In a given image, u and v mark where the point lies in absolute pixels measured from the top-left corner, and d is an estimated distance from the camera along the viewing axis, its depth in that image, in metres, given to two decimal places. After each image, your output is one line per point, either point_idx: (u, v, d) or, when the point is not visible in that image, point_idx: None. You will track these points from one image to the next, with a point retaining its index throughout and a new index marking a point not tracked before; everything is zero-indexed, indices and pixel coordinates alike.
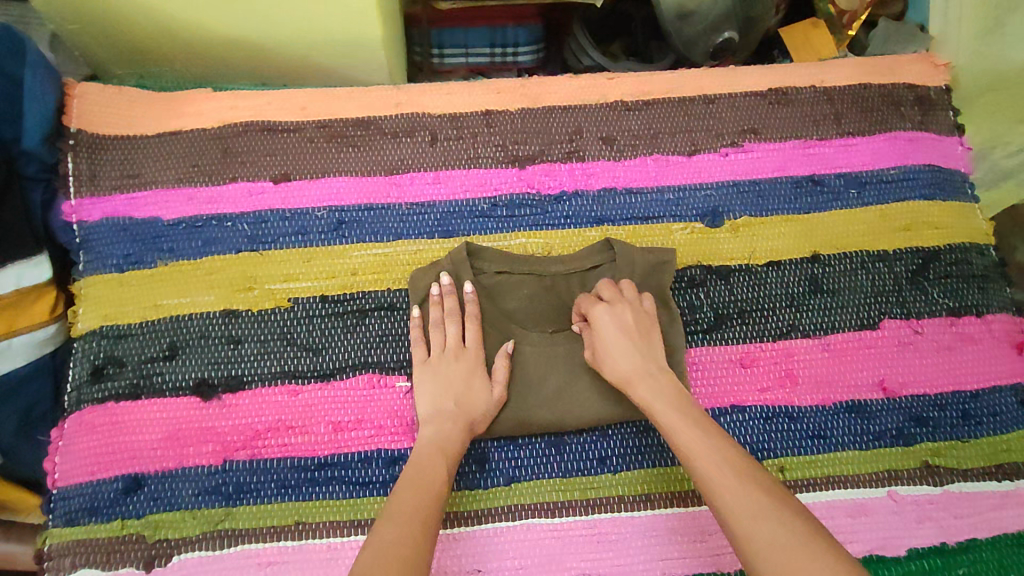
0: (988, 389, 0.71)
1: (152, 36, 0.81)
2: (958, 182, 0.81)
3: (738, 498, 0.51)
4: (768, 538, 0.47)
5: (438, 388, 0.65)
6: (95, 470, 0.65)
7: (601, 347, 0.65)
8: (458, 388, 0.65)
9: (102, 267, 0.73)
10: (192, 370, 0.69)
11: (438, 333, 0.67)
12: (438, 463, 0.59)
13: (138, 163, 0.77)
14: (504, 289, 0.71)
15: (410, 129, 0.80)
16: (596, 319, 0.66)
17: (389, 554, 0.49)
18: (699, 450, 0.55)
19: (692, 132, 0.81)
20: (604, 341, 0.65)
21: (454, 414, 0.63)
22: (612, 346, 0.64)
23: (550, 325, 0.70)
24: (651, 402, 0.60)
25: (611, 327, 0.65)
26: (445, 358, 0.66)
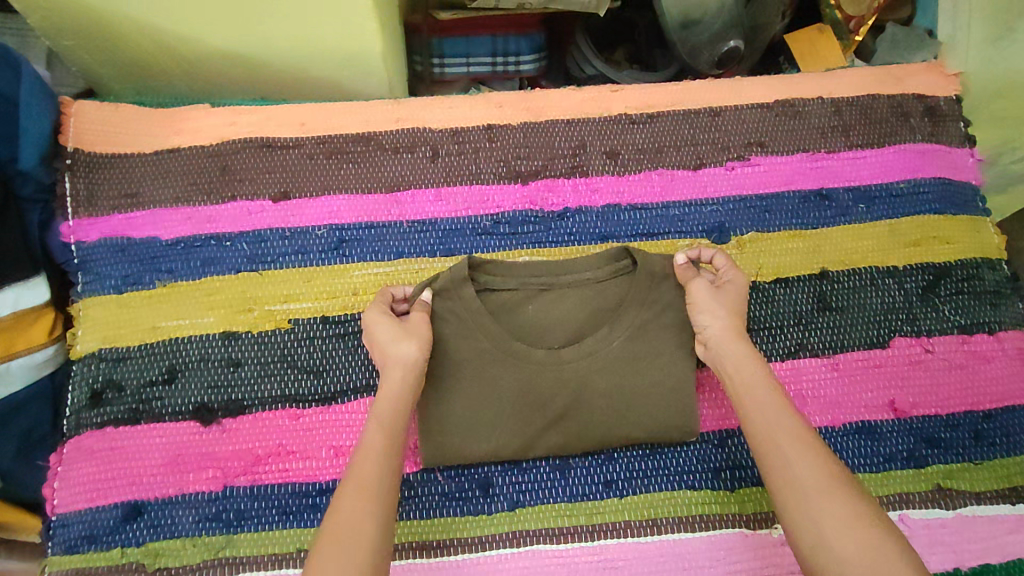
0: (1001, 409, 0.70)
1: (150, 52, 0.80)
2: (969, 195, 0.80)
3: (813, 488, 0.52)
4: (840, 530, 0.49)
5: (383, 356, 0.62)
6: (94, 497, 0.64)
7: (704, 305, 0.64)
8: (398, 349, 0.62)
9: (100, 288, 0.72)
10: (191, 394, 0.68)
11: (375, 307, 0.65)
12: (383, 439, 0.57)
13: (135, 182, 0.76)
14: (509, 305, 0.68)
15: (411, 144, 0.79)
16: (697, 291, 0.65)
17: (351, 550, 0.49)
18: (778, 435, 0.55)
19: (697, 146, 0.80)
20: (705, 311, 0.64)
21: (400, 374, 0.60)
22: (710, 315, 0.64)
23: (557, 342, 0.67)
24: (735, 377, 0.61)
25: (716, 298, 0.64)
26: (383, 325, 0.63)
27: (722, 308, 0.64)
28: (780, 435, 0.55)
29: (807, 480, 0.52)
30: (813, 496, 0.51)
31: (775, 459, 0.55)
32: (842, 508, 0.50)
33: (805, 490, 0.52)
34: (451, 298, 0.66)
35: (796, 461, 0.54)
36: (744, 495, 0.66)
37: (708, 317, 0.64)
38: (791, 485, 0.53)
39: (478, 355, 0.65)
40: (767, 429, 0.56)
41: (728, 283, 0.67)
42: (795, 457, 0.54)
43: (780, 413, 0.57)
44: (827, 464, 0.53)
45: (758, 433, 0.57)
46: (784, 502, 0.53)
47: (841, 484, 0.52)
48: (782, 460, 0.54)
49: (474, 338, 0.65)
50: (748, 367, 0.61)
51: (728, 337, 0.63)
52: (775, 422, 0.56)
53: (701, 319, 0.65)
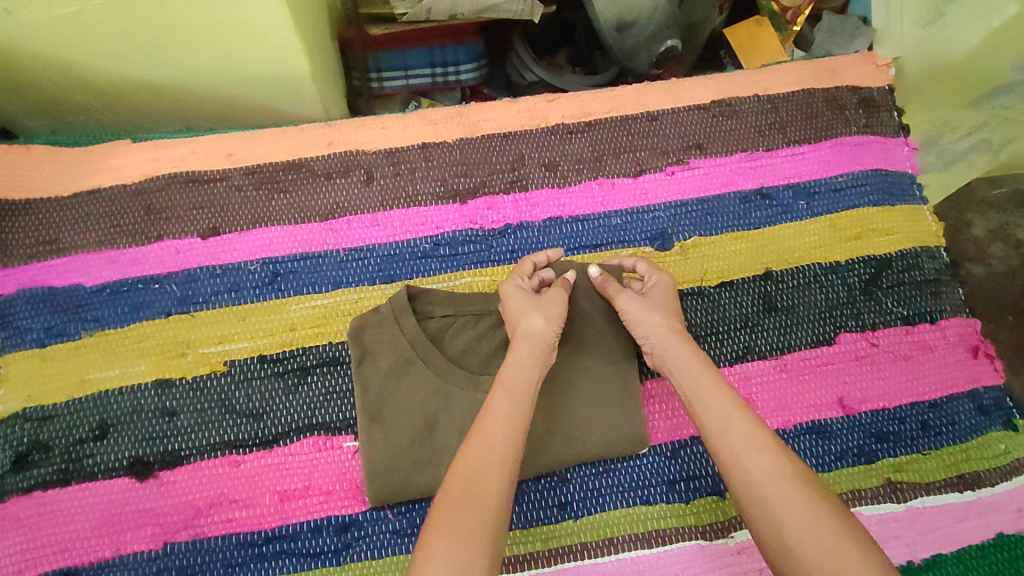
0: (946, 398, 0.70)
1: (63, 87, 0.77)
2: (906, 184, 0.80)
3: (760, 472, 0.50)
4: (788, 511, 0.47)
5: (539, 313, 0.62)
6: (25, 567, 0.61)
7: (633, 316, 0.64)
8: (540, 323, 0.61)
9: (22, 342, 0.69)
10: (124, 449, 0.65)
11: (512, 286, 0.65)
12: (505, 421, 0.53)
13: (54, 228, 0.72)
14: (448, 331, 0.68)
15: (344, 169, 0.77)
16: (628, 303, 0.64)
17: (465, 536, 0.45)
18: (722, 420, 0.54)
19: (637, 152, 0.79)
20: (641, 323, 0.63)
21: (532, 351, 0.60)
22: (647, 324, 0.63)
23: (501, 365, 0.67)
24: (676, 369, 0.60)
25: (648, 307, 0.64)
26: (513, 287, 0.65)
27: (657, 313, 0.63)
28: (734, 439, 0.53)
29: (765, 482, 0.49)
30: (774, 500, 0.48)
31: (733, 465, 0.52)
32: (802, 507, 0.47)
33: (763, 489, 0.49)
34: (392, 328, 0.67)
35: (752, 462, 0.51)
36: (699, 506, 0.65)
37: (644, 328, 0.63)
38: (750, 491, 0.50)
39: (421, 383, 0.65)
40: (712, 416, 0.55)
41: (655, 287, 0.66)
42: (749, 459, 0.51)
43: (732, 416, 0.54)
44: (784, 463, 0.50)
45: (716, 438, 0.54)
46: (747, 507, 0.50)
47: (800, 483, 0.49)
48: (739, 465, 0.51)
49: (417, 366, 0.66)
50: (697, 371, 0.59)
51: (669, 343, 0.61)
52: (720, 407, 0.55)
53: (641, 331, 0.64)
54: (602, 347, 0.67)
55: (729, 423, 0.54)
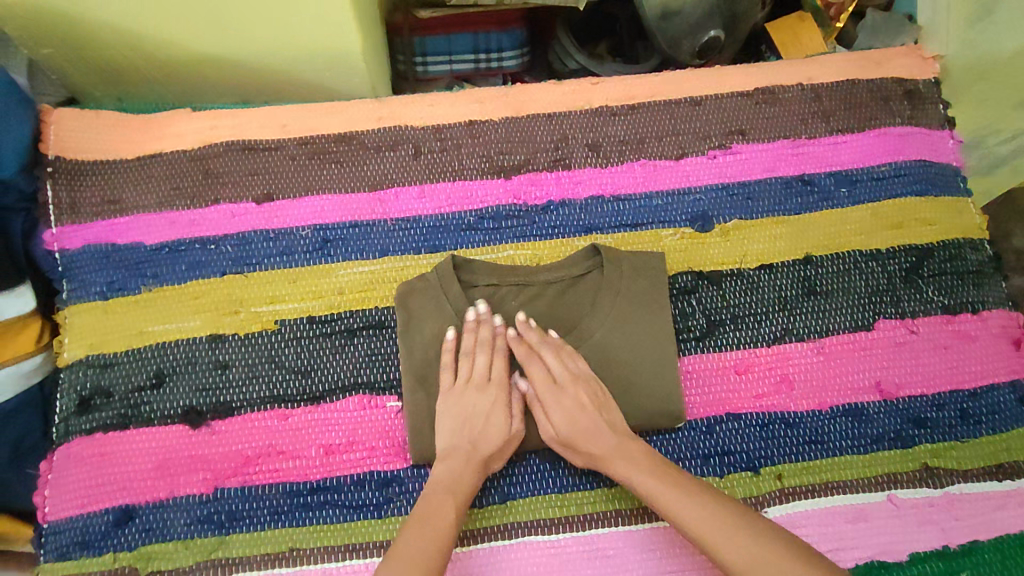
0: (986, 388, 0.70)
1: (130, 58, 0.81)
2: (950, 176, 0.80)
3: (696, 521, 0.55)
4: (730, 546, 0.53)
5: (481, 423, 0.64)
6: (85, 503, 0.64)
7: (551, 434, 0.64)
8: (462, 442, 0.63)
9: (86, 295, 0.73)
10: (179, 398, 0.68)
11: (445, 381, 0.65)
12: (450, 492, 0.60)
13: (118, 188, 0.76)
14: (492, 301, 0.70)
15: (393, 143, 0.79)
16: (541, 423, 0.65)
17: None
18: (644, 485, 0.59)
19: (679, 136, 0.80)
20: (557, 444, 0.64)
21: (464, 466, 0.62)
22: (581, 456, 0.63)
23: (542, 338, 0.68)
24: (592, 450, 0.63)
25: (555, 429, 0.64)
26: (492, 389, 0.65)
27: (579, 442, 0.63)
28: (664, 496, 0.58)
29: (704, 529, 0.55)
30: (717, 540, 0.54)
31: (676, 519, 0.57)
32: (737, 536, 0.53)
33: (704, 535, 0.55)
34: (438, 294, 0.69)
35: (688, 513, 0.56)
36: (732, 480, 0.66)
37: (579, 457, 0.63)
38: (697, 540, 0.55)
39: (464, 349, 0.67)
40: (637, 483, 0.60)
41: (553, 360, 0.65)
42: (685, 512, 0.56)
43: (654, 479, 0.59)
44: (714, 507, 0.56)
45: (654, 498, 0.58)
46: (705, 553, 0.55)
47: (726, 515, 0.55)
48: (680, 519, 0.56)
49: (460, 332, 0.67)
50: (613, 439, 0.63)
51: (587, 440, 0.63)
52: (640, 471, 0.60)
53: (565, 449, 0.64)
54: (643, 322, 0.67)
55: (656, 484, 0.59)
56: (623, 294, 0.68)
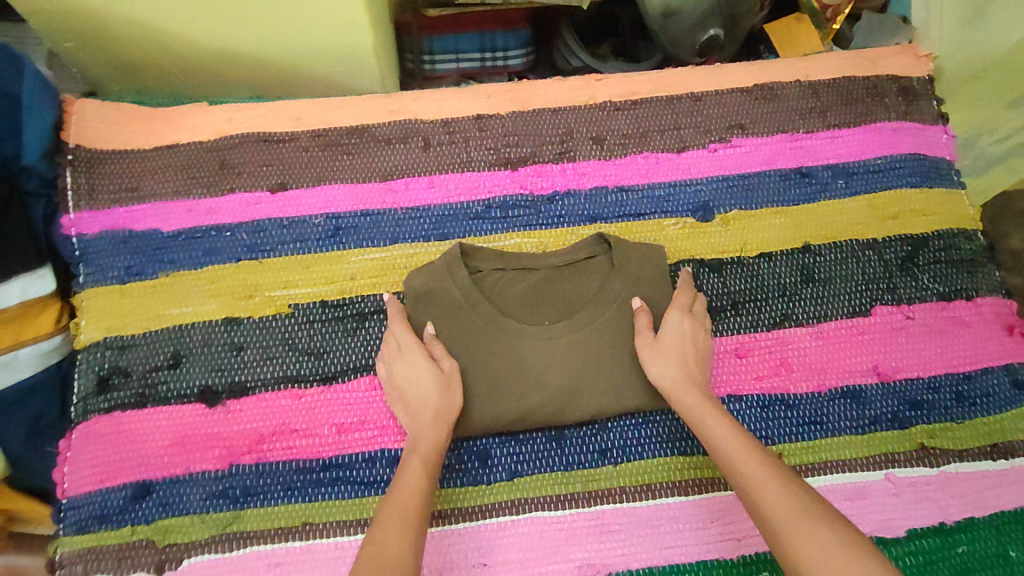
0: (981, 371, 0.72)
1: (148, 53, 0.84)
2: (944, 169, 0.82)
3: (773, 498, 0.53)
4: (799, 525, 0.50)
5: (413, 378, 0.66)
6: (104, 478, 0.66)
7: (650, 349, 0.66)
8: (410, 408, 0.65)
9: (103, 279, 0.75)
10: (195, 378, 0.70)
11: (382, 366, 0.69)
12: (419, 453, 0.61)
13: (136, 177, 0.78)
14: (498, 286, 0.71)
15: (403, 135, 0.82)
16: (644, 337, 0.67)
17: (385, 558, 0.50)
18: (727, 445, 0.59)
19: (681, 129, 0.83)
20: (651, 362, 0.66)
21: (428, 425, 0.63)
22: (659, 364, 0.65)
23: (548, 318, 0.70)
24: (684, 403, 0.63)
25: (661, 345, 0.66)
26: (412, 352, 0.67)
27: (669, 354, 0.66)
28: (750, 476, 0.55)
29: (783, 512, 0.52)
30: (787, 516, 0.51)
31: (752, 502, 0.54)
32: (809, 521, 0.50)
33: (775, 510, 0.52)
34: (445, 278, 0.70)
35: (776, 499, 0.53)
36: None
37: (656, 370, 0.66)
38: (774, 528, 0.51)
39: (472, 328, 0.69)
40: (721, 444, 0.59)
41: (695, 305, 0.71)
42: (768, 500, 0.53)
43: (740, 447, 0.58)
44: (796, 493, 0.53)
45: (743, 478, 0.56)
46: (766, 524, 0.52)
47: (815, 515, 0.51)
48: (764, 504, 0.53)
49: (469, 312, 0.69)
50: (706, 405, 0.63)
51: (680, 385, 0.64)
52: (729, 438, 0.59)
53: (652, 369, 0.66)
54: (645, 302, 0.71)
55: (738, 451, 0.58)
56: (624, 276, 0.71)
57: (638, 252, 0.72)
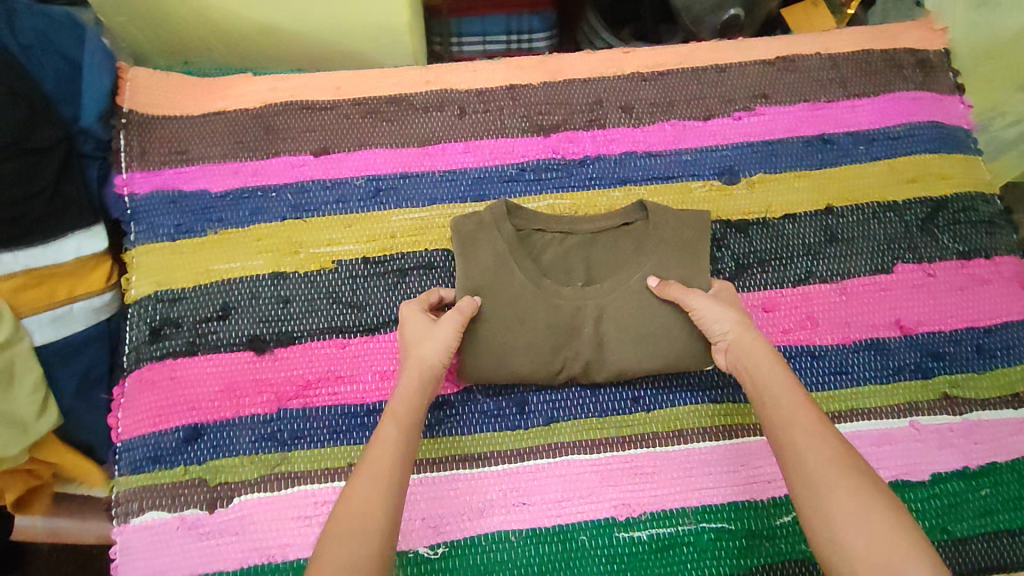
0: (1001, 325, 0.74)
1: (195, 26, 0.87)
2: (961, 137, 0.85)
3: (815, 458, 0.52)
4: (838, 492, 0.49)
5: (427, 336, 0.64)
6: (157, 421, 0.69)
7: (707, 309, 0.64)
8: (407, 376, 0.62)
9: (154, 236, 0.78)
10: (244, 328, 0.73)
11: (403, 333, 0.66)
12: (392, 422, 0.57)
13: (185, 141, 0.82)
14: (540, 248, 0.73)
15: (439, 104, 0.85)
16: (700, 302, 0.65)
17: (349, 552, 0.48)
18: (780, 397, 0.56)
19: (706, 99, 0.86)
20: (712, 319, 0.64)
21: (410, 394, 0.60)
22: (722, 321, 0.63)
23: (580, 280, 0.72)
24: (744, 356, 0.61)
25: (721, 306, 0.64)
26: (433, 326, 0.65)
27: (730, 313, 0.63)
28: (798, 431, 0.54)
29: (822, 474, 0.51)
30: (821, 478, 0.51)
31: (794, 454, 0.53)
32: (849, 488, 0.49)
33: (812, 468, 0.51)
34: (492, 234, 0.70)
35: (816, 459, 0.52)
36: None
37: (720, 321, 0.63)
38: (806, 484, 0.51)
39: (514, 286, 0.68)
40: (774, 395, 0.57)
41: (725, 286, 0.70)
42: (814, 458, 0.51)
43: (794, 401, 0.56)
44: (844, 458, 0.51)
45: (784, 431, 0.54)
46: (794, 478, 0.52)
47: (858, 484, 0.50)
48: (802, 461, 0.52)
49: (511, 270, 0.69)
50: (765, 356, 0.60)
51: (743, 338, 0.62)
52: (785, 390, 0.57)
53: (714, 326, 0.64)
54: (687, 268, 0.69)
55: (788, 404, 0.56)
56: (664, 242, 0.71)
57: (680, 220, 0.71)
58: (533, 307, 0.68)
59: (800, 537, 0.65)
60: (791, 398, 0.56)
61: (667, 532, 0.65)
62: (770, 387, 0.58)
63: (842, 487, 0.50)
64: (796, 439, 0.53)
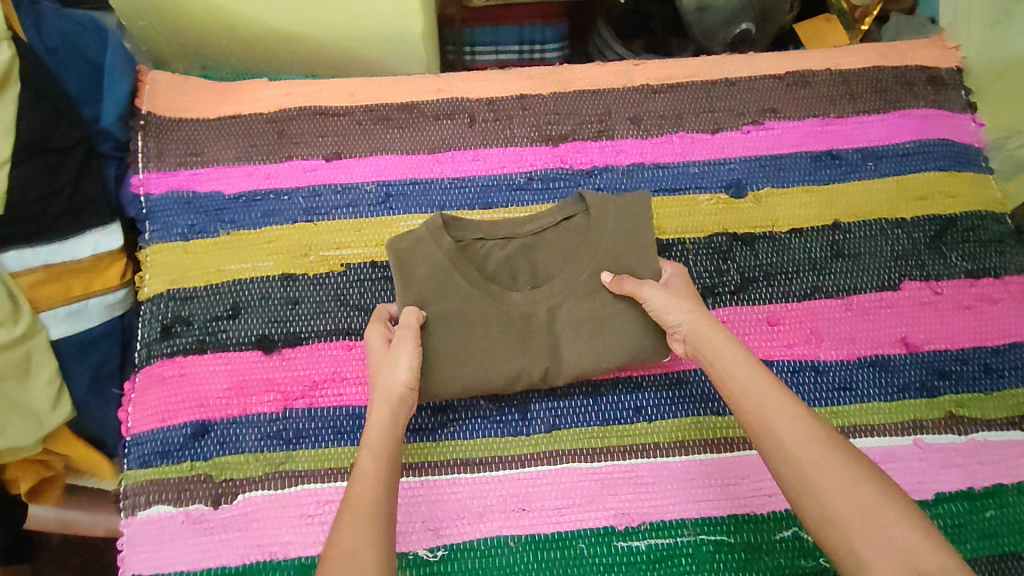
0: (1009, 345, 0.74)
1: (215, 33, 0.90)
2: (972, 155, 0.85)
3: (796, 443, 0.53)
4: (824, 475, 0.51)
5: (387, 359, 0.63)
6: (166, 417, 0.70)
7: (660, 302, 0.65)
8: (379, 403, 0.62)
9: (168, 235, 0.80)
10: (253, 328, 0.74)
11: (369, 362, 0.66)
12: (371, 453, 0.58)
13: (201, 143, 0.84)
14: (485, 256, 0.70)
15: (450, 112, 0.87)
16: (652, 294, 0.65)
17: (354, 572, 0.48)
18: (746, 384, 0.57)
19: (715, 113, 0.86)
20: (667, 311, 0.64)
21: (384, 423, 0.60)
22: (675, 311, 0.64)
23: (528, 284, 0.70)
24: (701, 344, 0.61)
25: (672, 296, 0.64)
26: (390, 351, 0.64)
27: (682, 302, 0.64)
28: (771, 415, 0.55)
29: (806, 459, 0.52)
30: (807, 464, 0.52)
31: (776, 446, 0.53)
32: (833, 468, 0.51)
33: (796, 455, 0.52)
34: (430, 248, 0.67)
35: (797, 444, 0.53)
36: None
37: (674, 311, 0.64)
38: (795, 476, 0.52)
39: (458, 294, 0.67)
40: (741, 383, 0.57)
41: (672, 277, 0.70)
42: (794, 443, 0.53)
43: (760, 386, 0.56)
44: (820, 436, 0.53)
45: (761, 420, 0.55)
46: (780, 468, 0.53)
47: (840, 460, 0.51)
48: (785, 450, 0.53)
49: (455, 279, 0.67)
50: (721, 340, 0.61)
51: (697, 324, 0.62)
52: (749, 374, 0.58)
53: (668, 317, 0.64)
54: (646, 264, 0.68)
55: (756, 391, 0.56)
56: (606, 236, 0.69)
57: (622, 206, 0.70)
58: (482, 313, 0.68)
59: (800, 553, 0.65)
60: (756, 382, 0.57)
61: (666, 543, 0.65)
62: (735, 374, 0.58)
63: (827, 469, 0.51)
64: (775, 427, 0.54)
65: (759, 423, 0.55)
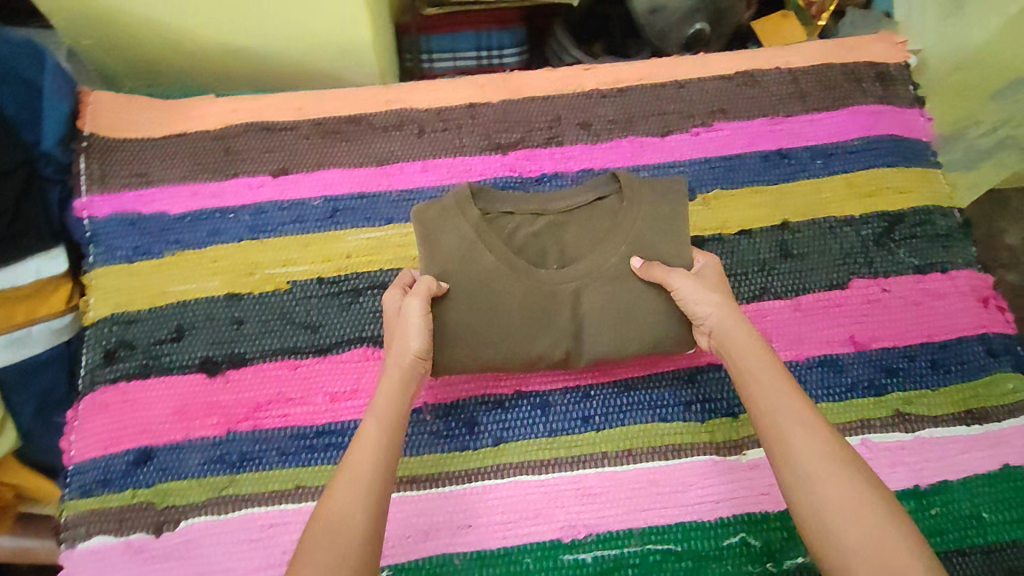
0: (955, 340, 0.74)
1: (160, 50, 0.88)
2: (920, 150, 0.85)
3: (805, 453, 0.52)
4: (829, 488, 0.50)
5: (400, 324, 0.62)
6: (108, 444, 0.69)
7: (690, 294, 0.63)
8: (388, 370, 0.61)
9: (111, 258, 0.78)
10: (196, 350, 0.73)
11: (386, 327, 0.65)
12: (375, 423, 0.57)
13: (145, 163, 0.82)
14: (511, 230, 0.68)
15: (399, 123, 0.86)
16: (681, 285, 0.63)
17: (333, 552, 0.47)
18: (766, 389, 0.56)
19: (665, 115, 0.86)
20: (697, 302, 0.63)
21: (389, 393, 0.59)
22: (704, 303, 0.63)
23: (556, 261, 0.68)
24: (730, 349, 0.61)
25: (700, 288, 0.63)
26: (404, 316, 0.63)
27: (712, 296, 0.63)
28: (785, 424, 0.54)
29: (813, 471, 0.51)
30: (813, 476, 0.51)
31: (784, 452, 0.53)
32: (841, 484, 0.50)
33: (801, 462, 0.52)
34: (457, 219, 0.65)
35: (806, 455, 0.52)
36: (713, 425, 0.69)
37: (703, 307, 0.63)
38: (797, 481, 0.51)
39: (486, 270, 0.65)
40: (760, 388, 0.57)
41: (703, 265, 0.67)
42: (803, 454, 0.52)
43: (782, 396, 0.55)
44: (833, 453, 0.52)
45: (773, 425, 0.54)
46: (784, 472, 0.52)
47: (850, 480, 0.50)
48: (791, 457, 0.52)
49: (480, 252, 0.65)
50: (750, 346, 0.60)
51: (726, 327, 0.61)
52: (772, 382, 0.57)
53: (699, 311, 0.63)
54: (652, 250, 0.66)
55: (774, 396, 0.56)
56: (639, 214, 0.67)
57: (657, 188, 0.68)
58: (508, 289, 0.65)
59: (748, 559, 0.64)
60: (777, 391, 0.56)
61: (613, 554, 0.64)
62: (756, 377, 0.57)
63: (834, 483, 0.50)
64: (787, 435, 0.53)
65: (770, 427, 0.54)
